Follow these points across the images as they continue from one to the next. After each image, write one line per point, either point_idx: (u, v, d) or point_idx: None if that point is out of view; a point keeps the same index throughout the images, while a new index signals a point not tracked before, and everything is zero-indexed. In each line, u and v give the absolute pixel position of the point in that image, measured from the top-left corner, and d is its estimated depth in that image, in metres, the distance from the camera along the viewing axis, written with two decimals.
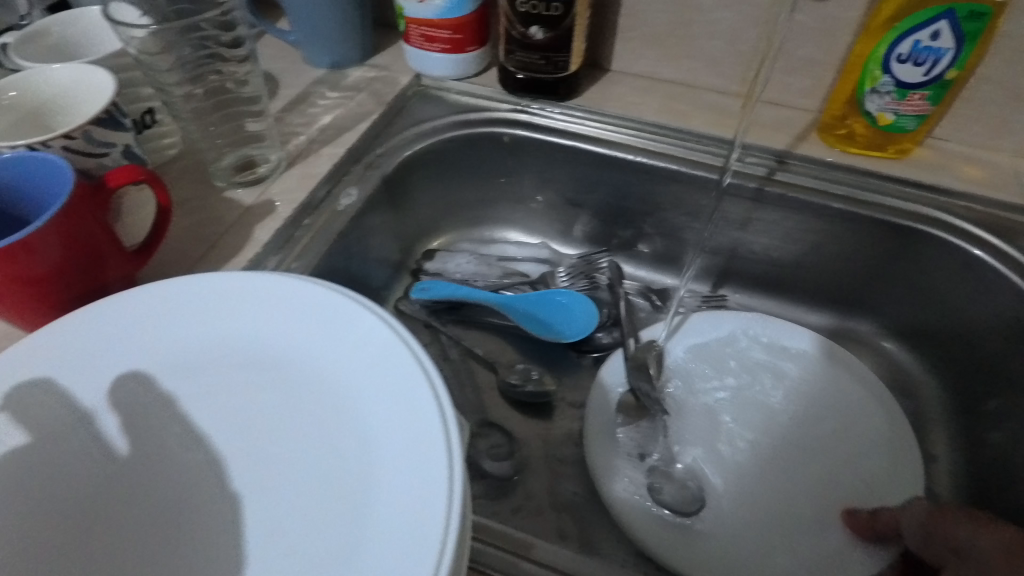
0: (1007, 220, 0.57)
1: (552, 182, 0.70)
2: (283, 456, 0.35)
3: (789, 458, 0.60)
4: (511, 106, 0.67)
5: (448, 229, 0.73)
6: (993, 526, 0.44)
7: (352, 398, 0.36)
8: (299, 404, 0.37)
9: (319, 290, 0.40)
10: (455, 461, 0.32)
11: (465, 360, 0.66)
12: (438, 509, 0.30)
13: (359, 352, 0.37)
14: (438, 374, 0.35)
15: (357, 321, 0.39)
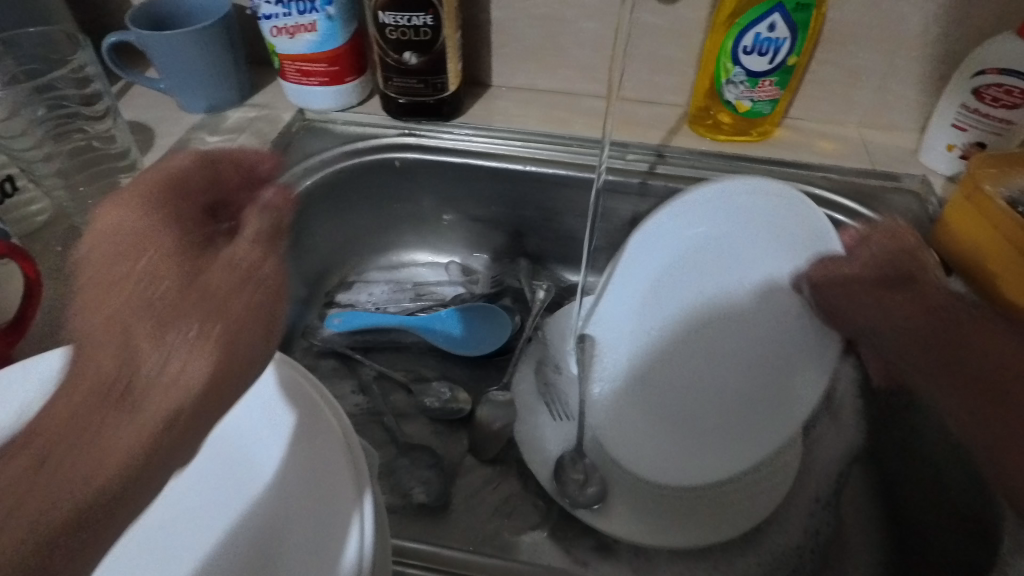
0: (862, 185, 0.63)
1: (450, 200, 0.71)
2: (212, 513, 0.37)
3: (707, 418, 0.57)
4: (398, 131, 0.68)
5: (355, 259, 0.74)
6: (897, 294, 0.48)
7: (264, 450, 0.38)
8: (217, 463, 0.38)
9: None
10: (363, 499, 0.34)
11: (384, 387, 0.65)
12: (351, 542, 0.32)
13: (259, 405, 0.39)
14: (341, 414, 0.38)
15: None
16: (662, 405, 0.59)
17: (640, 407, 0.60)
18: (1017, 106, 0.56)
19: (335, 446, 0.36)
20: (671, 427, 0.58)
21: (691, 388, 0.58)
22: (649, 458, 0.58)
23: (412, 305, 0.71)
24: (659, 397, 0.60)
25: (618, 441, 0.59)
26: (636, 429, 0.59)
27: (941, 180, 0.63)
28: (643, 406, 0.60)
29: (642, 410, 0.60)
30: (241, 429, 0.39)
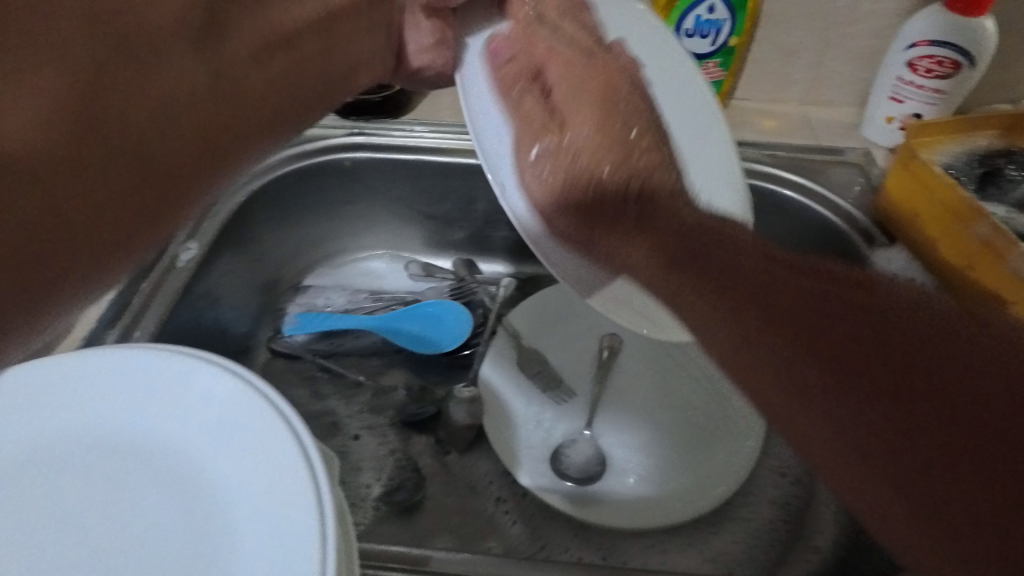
0: (806, 160, 0.65)
1: (403, 198, 0.70)
2: (138, 528, 0.33)
3: (668, 393, 0.63)
4: (346, 131, 0.67)
5: (309, 263, 0.73)
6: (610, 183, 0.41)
7: (201, 458, 0.36)
8: (147, 474, 0.35)
9: (154, 355, 0.39)
10: (322, 493, 0.33)
11: (346, 391, 0.65)
12: (311, 547, 0.31)
13: (200, 413, 0.37)
14: (294, 415, 0.36)
15: (199, 379, 0.38)
16: (632, 384, 0.64)
17: (611, 386, 0.64)
18: (948, 76, 0.58)
19: (288, 446, 0.35)
20: (643, 405, 0.62)
21: (646, 371, 0.65)
22: (635, 432, 0.61)
23: (370, 305, 0.70)
24: (624, 377, 0.64)
25: (602, 417, 0.62)
26: (615, 408, 0.62)
27: (882, 152, 0.65)
28: (615, 385, 0.64)
29: (615, 389, 0.64)
30: (175, 438, 0.36)
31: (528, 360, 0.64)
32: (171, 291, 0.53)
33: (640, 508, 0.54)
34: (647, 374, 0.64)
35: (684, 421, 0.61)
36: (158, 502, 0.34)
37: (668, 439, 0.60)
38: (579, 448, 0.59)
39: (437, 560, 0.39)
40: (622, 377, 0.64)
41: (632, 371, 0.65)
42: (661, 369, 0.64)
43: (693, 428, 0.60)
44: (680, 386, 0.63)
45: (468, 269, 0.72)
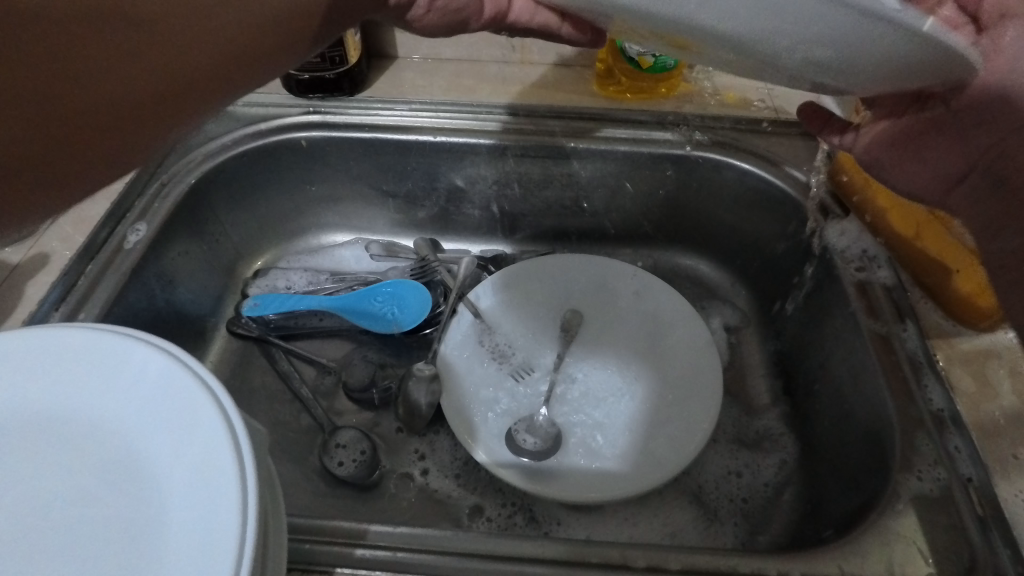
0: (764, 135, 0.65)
1: (362, 177, 0.70)
2: (64, 510, 0.33)
3: (629, 364, 0.63)
4: (302, 109, 0.66)
5: (270, 246, 0.72)
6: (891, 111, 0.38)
7: (128, 436, 0.35)
8: (73, 454, 0.35)
9: (85, 335, 0.39)
10: (245, 471, 0.33)
11: (307, 372, 0.65)
12: (233, 520, 0.31)
13: (126, 391, 0.37)
14: (224, 392, 0.36)
15: (128, 357, 0.38)
16: (593, 358, 0.64)
17: (572, 360, 0.64)
18: None
19: (213, 426, 0.34)
20: (602, 378, 0.63)
21: (609, 343, 0.64)
22: (592, 406, 0.61)
23: (331, 286, 0.69)
24: (586, 351, 0.64)
25: (560, 391, 0.62)
26: (573, 382, 0.63)
27: None
28: (574, 359, 0.64)
29: (576, 362, 0.64)
30: (100, 420, 0.36)
31: (487, 337, 0.64)
32: (119, 273, 0.53)
33: (592, 485, 0.54)
34: (610, 345, 0.64)
35: (643, 392, 0.61)
36: (80, 483, 0.34)
37: (624, 411, 0.60)
38: (537, 423, 0.59)
39: (374, 533, 0.39)
40: (581, 351, 0.64)
41: (593, 344, 0.64)
42: (623, 342, 0.64)
43: (651, 399, 0.60)
44: (642, 357, 0.63)
45: (431, 250, 0.70)
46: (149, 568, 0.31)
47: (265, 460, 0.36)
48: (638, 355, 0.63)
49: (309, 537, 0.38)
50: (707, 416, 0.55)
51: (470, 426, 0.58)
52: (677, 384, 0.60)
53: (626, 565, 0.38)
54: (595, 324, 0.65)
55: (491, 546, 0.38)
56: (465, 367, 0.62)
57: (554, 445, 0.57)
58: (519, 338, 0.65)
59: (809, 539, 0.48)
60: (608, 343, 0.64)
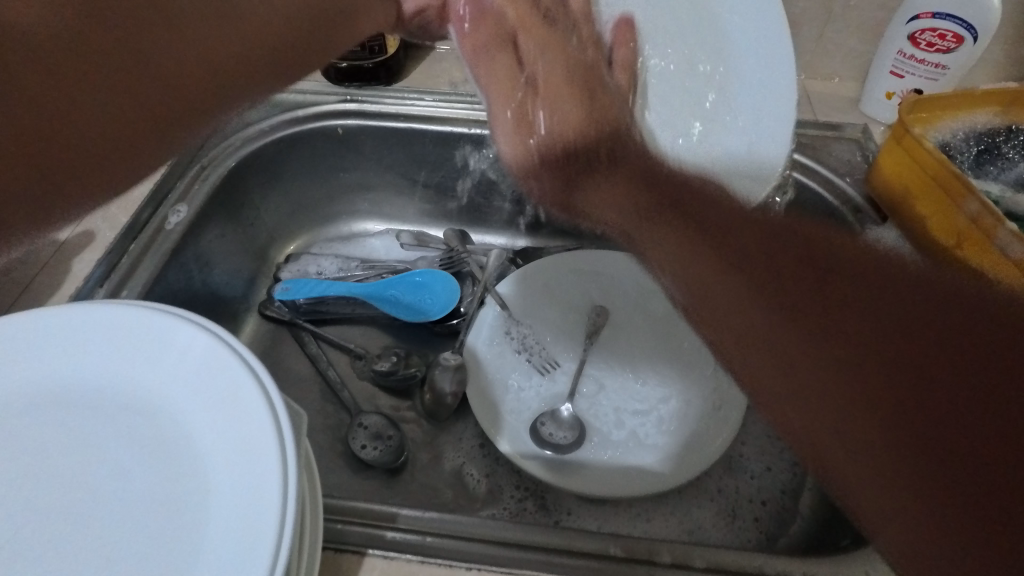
0: (800, 136, 0.64)
1: (395, 167, 0.70)
2: (109, 483, 0.34)
3: (653, 360, 0.63)
4: (340, 97, 0.67)
5: (302, 231, 0.74)
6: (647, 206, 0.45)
7: (173, 413, 0.36)
8: (119, 429, 0.36)
9: (132, 313, 0.40)
10: (286, 451, 0.34)
11: (337, 357, 0.66)
12: (273, 500, 0.32)
13: (171, 369, 0.38)
14: (266, 372, 0.37)
15: (174, 336, 0.39)
16: (618, 353, 0.64)
17: (595, 354, 0.64)
18: (950, 50, 0.56)
19: (255, 405, 0.35)
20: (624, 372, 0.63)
21: (632, 339, 0.65)
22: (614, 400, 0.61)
23: (361, 274, 0.70)
24: (610, 346, 0.65)
25: (584, 383, 0.62)
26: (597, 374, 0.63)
27: (881, 128, 0.64)
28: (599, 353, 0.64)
29: (600, 357, 0.64)
30: (145, 397, 0.37)
31: (515, 330, 0.65)
32: (159, 251, 0.54)
33: (615, 479, 0.54)
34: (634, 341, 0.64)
35: (667, 388, 0.61)
36: (125, 458, 0.35)
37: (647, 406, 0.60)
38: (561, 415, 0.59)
39: (404, 517, 0.39)
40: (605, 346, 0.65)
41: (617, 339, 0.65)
42: (647, 337, 0.64)
43: (674, 397, 0.60)
44: (666, 354, 0.63)
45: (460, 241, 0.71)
46: (192, 539, 0.32)
47: (303, 441, 0.37)
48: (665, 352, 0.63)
49: (340, 518, 0.39)
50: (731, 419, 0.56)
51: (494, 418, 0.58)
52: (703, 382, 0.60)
53: (651, 559, 0.38)
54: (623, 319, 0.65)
55: (518, 535, 0.39)
56: (491, 358, 0.63)
57: (577, 439, 0.58)
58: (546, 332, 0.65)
59: (829, 544, 0.48)
60: (632, 341, 0.65)
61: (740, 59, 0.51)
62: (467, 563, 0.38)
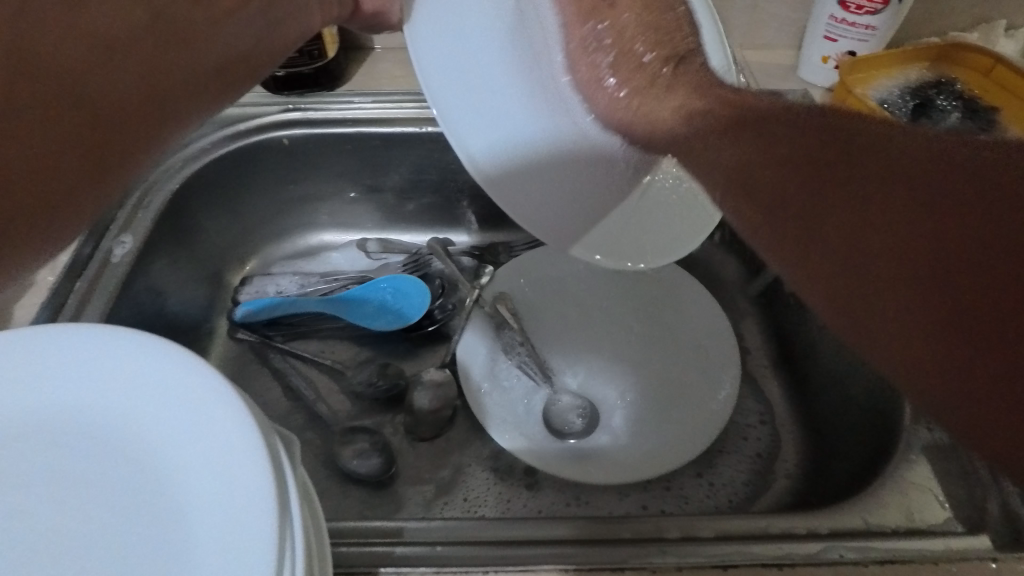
0: None
1: (347, 174, 0.69)
2: (149, 504, 0.31)
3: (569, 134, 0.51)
4: (281, 106, 0.64)
5: (255, 251, 0.71)
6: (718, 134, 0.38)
7: (172, 445, 0.33)
8: (128, 479, 0.32)
9: (62, 344, 0.35)
10: (317, 524, 0.35)
11: (313, 376, 0.64)
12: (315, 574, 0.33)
13: (154, 436, 0.33)
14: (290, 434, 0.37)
15: (122, 365, 0.35)
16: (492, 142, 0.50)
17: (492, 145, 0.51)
18: (878, 11, 0.58)
19: None
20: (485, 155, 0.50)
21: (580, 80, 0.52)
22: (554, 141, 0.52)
23: (324, 287, 0.68)
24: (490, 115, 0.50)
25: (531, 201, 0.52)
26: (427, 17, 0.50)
27: (821, 91, 0.66)
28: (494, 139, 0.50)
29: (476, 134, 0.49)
30: (138, 509, 0.31)
31: (503, 331, 0.65)
32: (112, 284, 0.51)
33: (631, 462, 0.55)
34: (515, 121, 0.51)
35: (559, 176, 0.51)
36: (146, 494, 0.32)
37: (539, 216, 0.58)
38: (563, 400, 0.61)
39: (410, 530, 0.39)
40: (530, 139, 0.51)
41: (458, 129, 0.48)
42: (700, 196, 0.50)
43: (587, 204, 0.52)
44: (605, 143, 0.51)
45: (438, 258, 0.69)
46: None
47: (296, 466, 0.35)
48: (645, 333, 0.65)
49: (345, 542, 0.38)
50: (730, 377, 0.58)
51: (496, 421, 0.58)
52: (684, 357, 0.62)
53: (661, 536, 0.39)
54: (602, 308, 0.67)
55: (536, 531, 0.39)
56: (483, 358, 0.63)
57: (587, 431, 0.59)
58: (531, 330, 0.66)
59: (823, 490, 0.51)
60: (611, 325, 0.66)
61: (199, 448, 0.32)
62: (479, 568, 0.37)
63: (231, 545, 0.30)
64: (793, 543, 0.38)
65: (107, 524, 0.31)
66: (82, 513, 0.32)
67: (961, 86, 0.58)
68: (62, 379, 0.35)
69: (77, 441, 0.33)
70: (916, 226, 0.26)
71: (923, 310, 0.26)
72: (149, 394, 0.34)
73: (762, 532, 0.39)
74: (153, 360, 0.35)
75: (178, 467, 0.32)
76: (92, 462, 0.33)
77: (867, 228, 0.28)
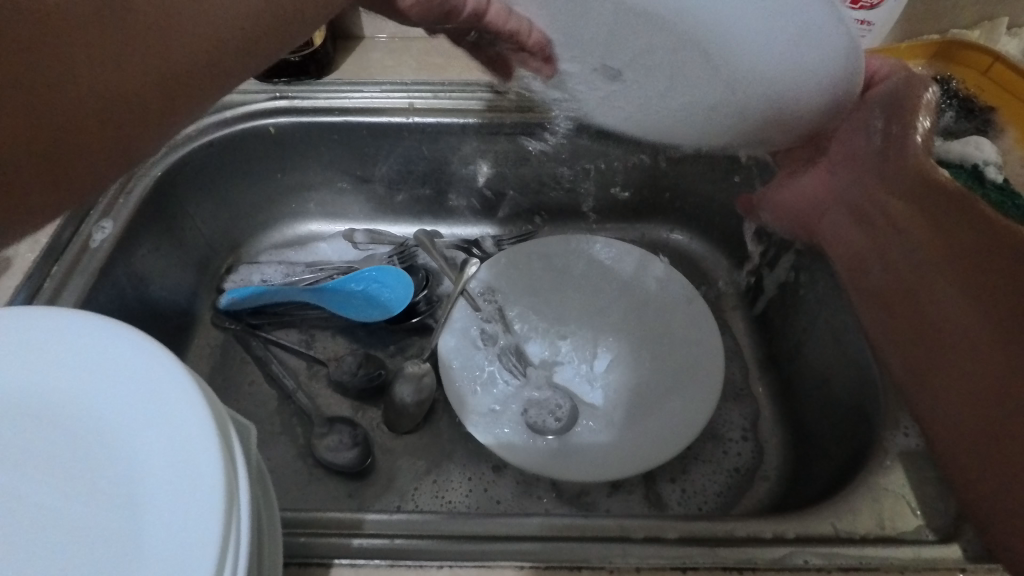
0: None
1: (336, 164, 0.68)
2: (100, 491, 0.31)
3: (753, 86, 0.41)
4: (269, 95, 0.64)
5: (243, 239, 0.71)
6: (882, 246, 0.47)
7: (127, 432, 0.32)
8: (79, 465, 0.32)
9: (23, 331, 0.35)
10: (271, 515, 0.34)
11: (296, 366, 0.64)
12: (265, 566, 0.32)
13: (110, 424, 0.33)
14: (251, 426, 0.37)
15: (83, 352, 0.35)
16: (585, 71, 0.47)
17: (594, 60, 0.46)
18: (874, 6, 0.56)
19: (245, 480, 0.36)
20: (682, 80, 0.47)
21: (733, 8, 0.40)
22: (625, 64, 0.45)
23: (309, 277, 0.68)
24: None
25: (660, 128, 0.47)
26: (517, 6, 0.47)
27: None
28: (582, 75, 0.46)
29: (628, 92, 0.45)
30: (89, 497, 0.31)
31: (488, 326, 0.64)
32: (90, 268, 0.51)
33: (612, 461, 0.54)
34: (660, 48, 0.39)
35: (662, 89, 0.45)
36: (99, 482, 0.31)
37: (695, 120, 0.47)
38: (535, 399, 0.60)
39: (372, 521, 0.38)
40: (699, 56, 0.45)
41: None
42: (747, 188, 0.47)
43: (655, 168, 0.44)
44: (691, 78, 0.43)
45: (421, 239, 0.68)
46: None
47: (253, 455, 0.35)
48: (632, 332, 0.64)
49: (305, 531, 0.37)
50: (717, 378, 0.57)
51: (476, 417, 0.58)
52: (671, 356, 0.61)
53: (627, 536, 0.38)
54: (589, 306, 0.66)
55: (502, 527, 0.38)
56: (467, 353, 0.62)
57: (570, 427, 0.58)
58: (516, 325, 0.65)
59: (801, 494, 0.50)
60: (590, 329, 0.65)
61: (155, 436, 0.32)
62: (439, 562, 0.36)
63: (177, 532, 0.29)
64: (760, 547, 0.37)
65: (55, 509, 0.31)
66: (29, 499, 0.31)
67: (958, 84, 0.56)
68: (19, 365, 0.34)
69: (31, 426, 0.33)
70: (1002, 296, 0.39)
71: (973, 432, 0.38)
72: (108, 381, 0.34)
73: (727, 535, 0.38)
74: (115, 346, 0.35)
75: (133, 454, 0.32)
76: (45, 448, 0.32)
77: (953, 371, 0.40)
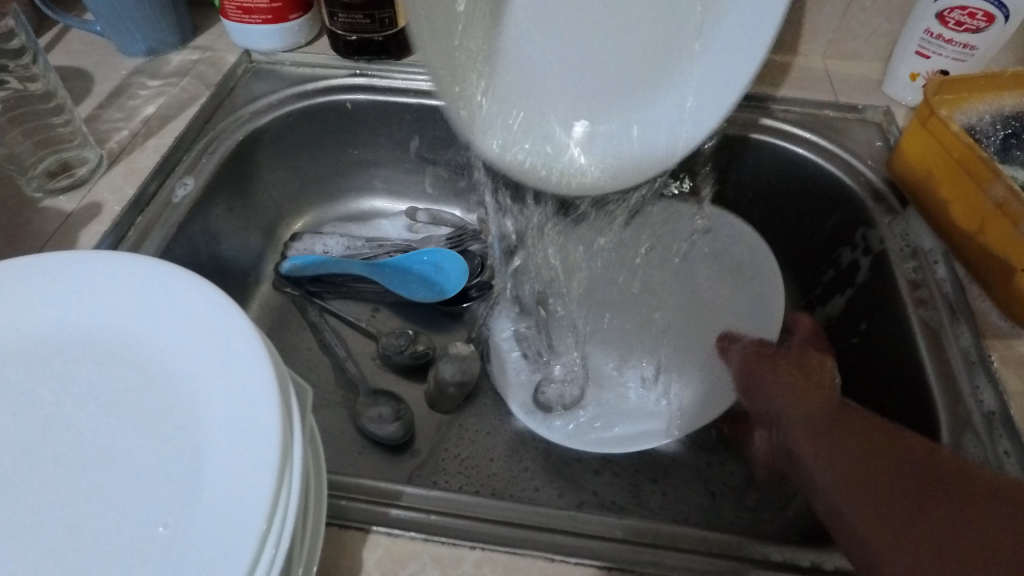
0: (822, 116, 0.62)
1: (405, 144, 0.70)
2: (162, 431, 0.32)
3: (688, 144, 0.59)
4: (349, 71, 0.66)
5: (310, 208, 0.74)
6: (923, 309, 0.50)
7: (193, 380, 0.34)
8: (144, 405, 0.33)
9: (111, 274, 0.38)
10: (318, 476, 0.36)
11: (347, 336, 0.66)
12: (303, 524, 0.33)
13: (181, 368, 0.34)
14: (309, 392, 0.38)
15: (163, 300, 0.37)
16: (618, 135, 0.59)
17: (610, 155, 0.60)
18: (980, 30, 0.53)
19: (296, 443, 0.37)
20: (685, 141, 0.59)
21: (716, 61, 0.56)
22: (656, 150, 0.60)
23: (368, 252, 0.69)
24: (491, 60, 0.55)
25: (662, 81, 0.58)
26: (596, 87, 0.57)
27: (904, 111, 0.62)
28: (616, 133, 0.59)
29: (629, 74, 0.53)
30: (151, 435, 0.32)
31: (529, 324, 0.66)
32: (170, 220, 0.54)
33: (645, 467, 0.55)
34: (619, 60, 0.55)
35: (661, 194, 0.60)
36: (161, 423, 0.33)
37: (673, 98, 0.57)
38: (556, 374, 0.63)
39: (410, 495, 0.39)
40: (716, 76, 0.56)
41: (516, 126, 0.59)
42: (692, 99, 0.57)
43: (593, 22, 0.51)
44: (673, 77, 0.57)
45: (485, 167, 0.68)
46: None
47: (308, 416, 0.37)
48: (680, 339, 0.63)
49: (345, 495, 0.38)
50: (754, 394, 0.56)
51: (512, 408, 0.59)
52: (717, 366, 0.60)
53: (658, 543, 0.38)
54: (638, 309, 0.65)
55: (572, 522, 0.38)
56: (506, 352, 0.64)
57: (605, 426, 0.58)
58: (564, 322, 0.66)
59: None
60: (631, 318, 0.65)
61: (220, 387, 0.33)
62: (471, 543, 0.37)
63: (234, 478, 0.30)
64: None
65: (123, 448, 0.32)
66: (94, 433, 0.32)
67: None
68: (104, 307, 0.37)
69: (108, 365, 0.35)
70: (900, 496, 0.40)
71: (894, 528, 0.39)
72: (180, 330, 0.36)
73: (762, 557, 0.37)
74: (193, 297, 0.37)
75: (201, 409, 0.33)
76: (119, 385, 0.34)
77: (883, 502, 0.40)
